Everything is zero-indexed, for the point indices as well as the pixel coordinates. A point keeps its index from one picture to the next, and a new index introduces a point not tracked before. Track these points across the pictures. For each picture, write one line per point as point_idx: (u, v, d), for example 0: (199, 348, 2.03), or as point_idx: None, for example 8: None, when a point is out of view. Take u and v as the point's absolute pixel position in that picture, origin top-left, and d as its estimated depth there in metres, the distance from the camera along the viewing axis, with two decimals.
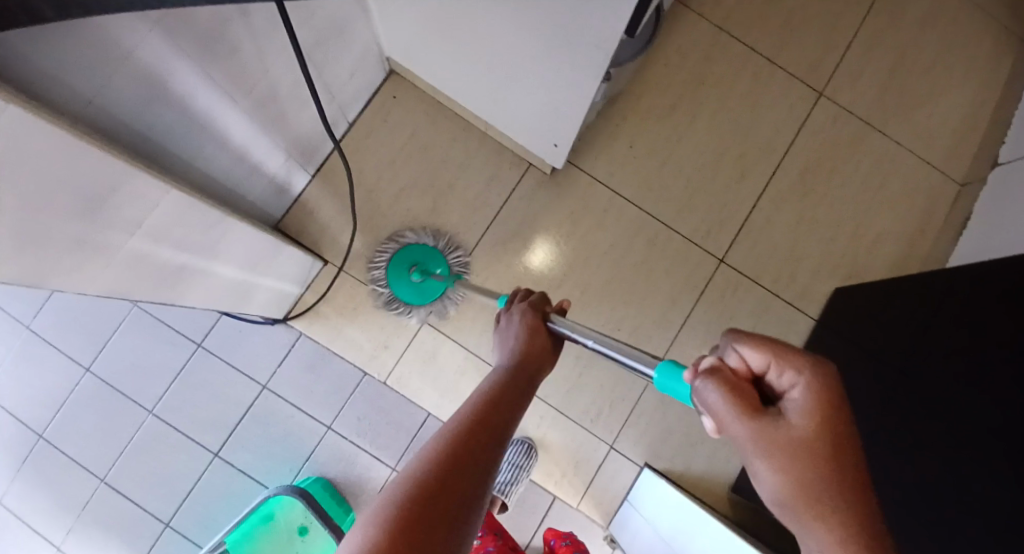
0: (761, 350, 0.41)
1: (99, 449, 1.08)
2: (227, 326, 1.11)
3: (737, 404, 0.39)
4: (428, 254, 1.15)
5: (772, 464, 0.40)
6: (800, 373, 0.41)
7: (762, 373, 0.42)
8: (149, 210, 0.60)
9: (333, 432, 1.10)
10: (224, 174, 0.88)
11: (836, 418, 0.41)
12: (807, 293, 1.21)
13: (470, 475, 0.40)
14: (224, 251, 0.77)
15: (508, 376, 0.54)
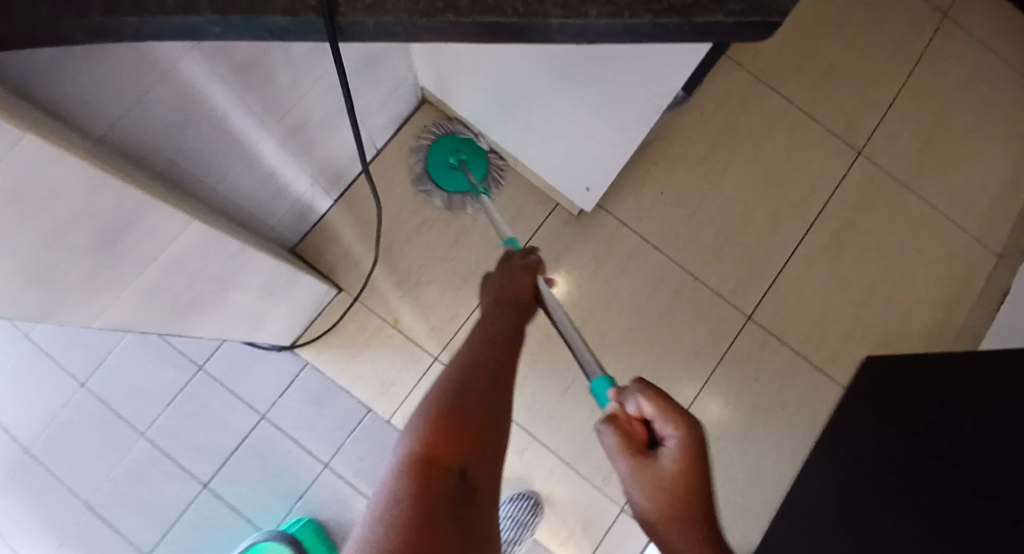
0: (652, 403, 0.50)
1: (87, 470, 1.03)
2: (232, 351, 1.06)
3: (620, 438, 0.51)
4: (475, 154, 1.12)
5: (643, 496, 0.50)
6: (679, 429, 0.49)
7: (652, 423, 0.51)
8: (168, 244, 0.56)
9: (330, 471, 1.04)
10: (245, 197, 0.85)
11: (702, 469, 0.49)
12: (836, 358, 1.16)
13: (491, 382, 0.49)
14: (239, 283, 0.73)
15: (504, 309, 0.64)
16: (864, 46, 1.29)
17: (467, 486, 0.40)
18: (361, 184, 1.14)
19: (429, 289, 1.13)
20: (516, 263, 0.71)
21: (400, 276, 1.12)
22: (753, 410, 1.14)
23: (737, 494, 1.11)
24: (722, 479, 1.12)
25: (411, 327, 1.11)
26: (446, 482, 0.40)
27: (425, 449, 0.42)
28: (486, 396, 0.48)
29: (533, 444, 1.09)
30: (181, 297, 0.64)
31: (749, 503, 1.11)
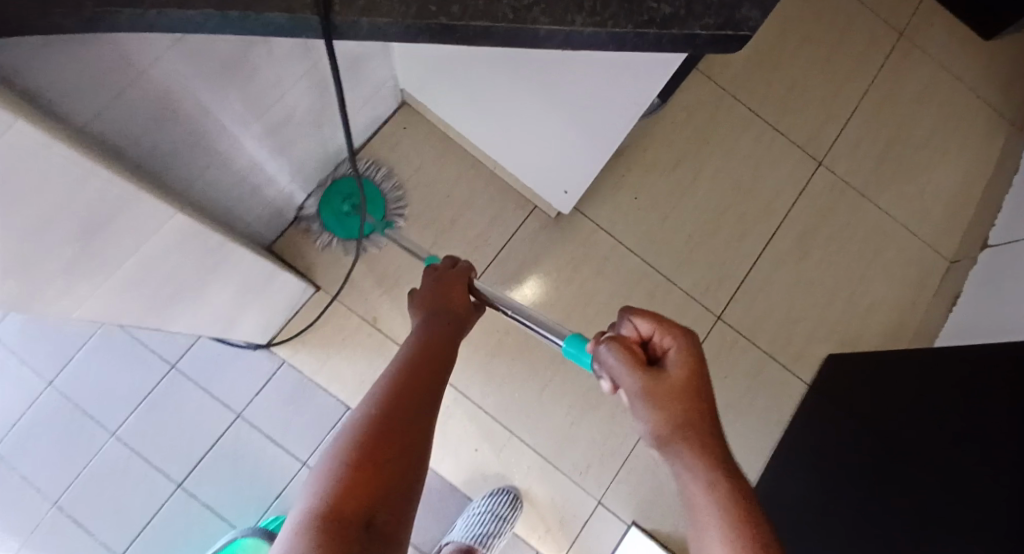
0: (650, 321, 0.56)
1: (54, 470, 1.00)
2: (207, 349, 1.05)
3: (624, 352, 0.55)
4: (371, 193, 1.10)
5: (645, 402, 0.52)
6: (674, 338, 0.54)
7: (651, 339, 0.56)
8: (146, 239, 0.55)
9: (307, 469, 1.04)
10: (224, 193, 0.84)
11: (700, 374, 0.54)
12: (802, 357, 1.21)
13: (415, 413, 0.50)
14: (216, 277, 0.73)
15: (434, 326, 0.62)
16: (827, 61, 1.35)
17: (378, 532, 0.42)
18: None
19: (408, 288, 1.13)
20: (445, 283, 0.69)
21: (379, 275, 1.13)
22: (723, 408, 1.17)
23: None
24: None
25: (390, 326, 1.11)
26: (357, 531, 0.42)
27: (326, 517, 0.42)
28: (408, 430, 0.49)
29: (510, 442, 1.10)
30: (161, 289, 0.64)
31: None
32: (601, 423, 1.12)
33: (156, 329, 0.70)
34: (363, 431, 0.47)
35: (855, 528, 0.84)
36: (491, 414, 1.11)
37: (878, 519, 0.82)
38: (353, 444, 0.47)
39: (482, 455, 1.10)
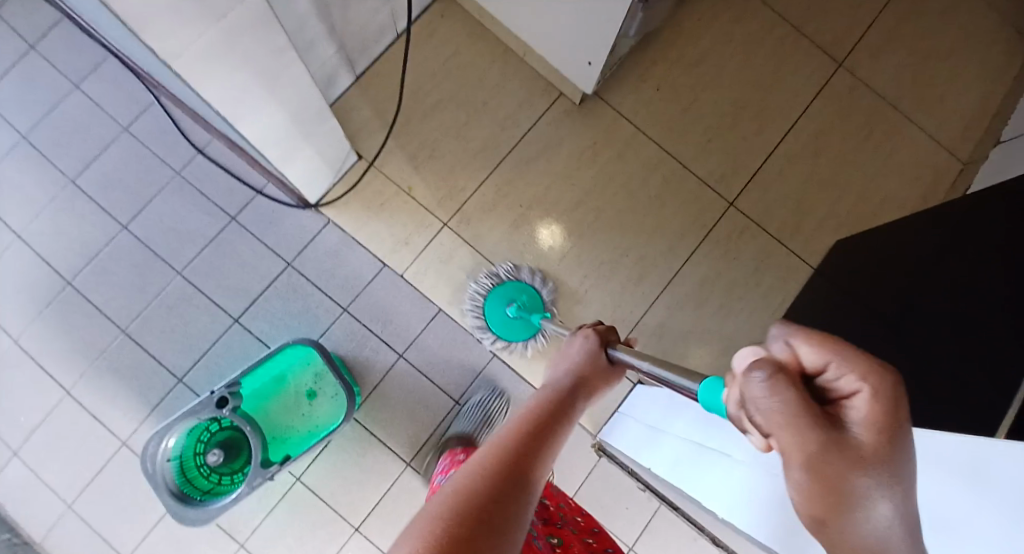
0: (826, 346, 0.29)
1: (125, 301, 1.13)
2: (262, 205, 1.17)
3: (786, 389, 0.28)
4: (518, 289, 1.18)
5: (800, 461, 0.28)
6: (878, 381, 0.28)
7: (816, 368, 0.30)
8: (233, 10, 0.65)
9: (348, 315, 1.16)
10: (292, 32, 0.95)
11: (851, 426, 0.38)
12: (808, 245, 1.27)
13: (543, 451, 0.50)
14: (278, 89, 0.83)
15: (563, 390, 0.62)
16: None
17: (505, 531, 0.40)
18: (382, 63, 1.24)
19: (439, 162, 1.22)
20: (583, 357, 0.70)
21: (413, 148, 1.22)
22: (730, 287, 1.25)
23: (712, 357, 1.22)
24: (699, 344, 1.22)
25: (423, 195, 1.20)
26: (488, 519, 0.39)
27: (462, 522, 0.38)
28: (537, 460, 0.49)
29: None
30: (234, 77, 0.74)
31: (722, 364, 1.22)
32: (614, 292, 1.23)
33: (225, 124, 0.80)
34: (499, 450, 0.47)
35: None
36: (513, 278, 1.21)
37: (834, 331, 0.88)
38: (486, 456, 0.46)
39: None
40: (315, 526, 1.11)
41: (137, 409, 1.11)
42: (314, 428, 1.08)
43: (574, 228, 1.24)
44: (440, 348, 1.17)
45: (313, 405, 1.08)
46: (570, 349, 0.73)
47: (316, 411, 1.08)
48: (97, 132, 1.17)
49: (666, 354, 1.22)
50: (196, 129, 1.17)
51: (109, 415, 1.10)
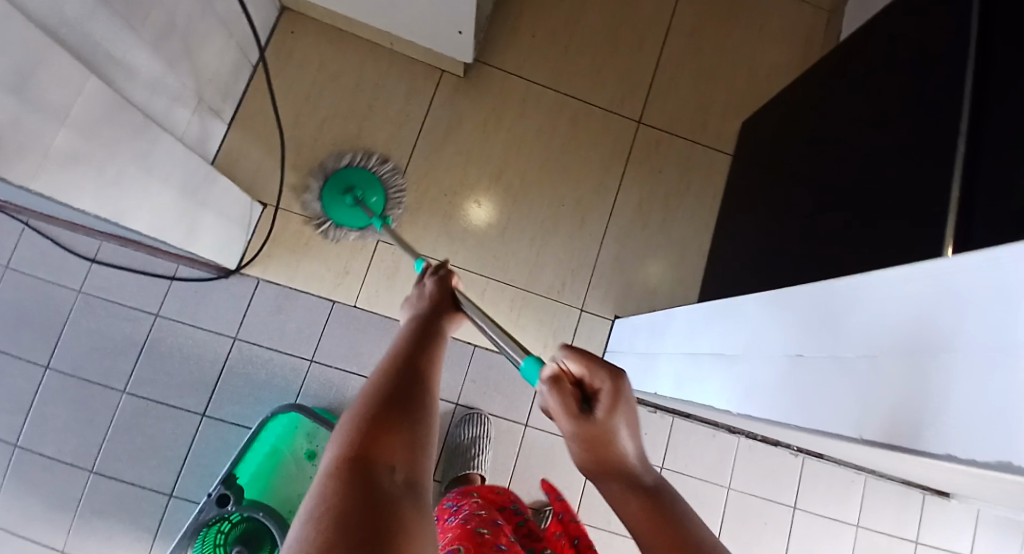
0: (586, 362, 0.49)
1: (81, 441, 1.05)
2: (181, 290, 1.09)
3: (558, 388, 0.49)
4: (365, 179, 1.13)
5: (578, 441, 0.48)
6: (613, 383, 0.48)
7: (587, 381, 0.49)
8: (74, 103, 0.60)
9: (317, 364, 1.11)
10: (143, 101, 0.87)
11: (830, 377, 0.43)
12: (722, 135, 1.30)
13: (422, 387, 0.44)
14: (156, 166, 0.77)
15: (426, 322, 0.57)
16: None
17: (402, 481, 0.36)
18: (249, 102, 1.16)
19: None
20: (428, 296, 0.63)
21: (317, 176, 1.16)
22: (667, 199, 1.27)
23: (672, 270, 1.25)
24: (656, 262, 1.25)
25: None
26: (381, 476, 0.35)
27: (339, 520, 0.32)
28: (421, 398, 0.43)
29: (490, 285, 1.20)
30: (106, 171, 0.68)
31: (683, 272, 1.25)
32: (563, 244, 1.23)
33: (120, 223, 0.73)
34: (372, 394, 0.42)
35: (771, 233, 0.93)
36: (465, 267, 1.20)
37: (782, 214, 0.91)
38: (357, 420, 0.39)
39: None
40: None
41: (139, 541, 1.03)
42: None
43: (504, 199, 1.22)
44: None
45: (317, 463, 1.04)
46: (420, 292, 0.65)
47: None
48: None
49: (630, 281, 1.24)
50: (80, 239, 1.07)
51: None
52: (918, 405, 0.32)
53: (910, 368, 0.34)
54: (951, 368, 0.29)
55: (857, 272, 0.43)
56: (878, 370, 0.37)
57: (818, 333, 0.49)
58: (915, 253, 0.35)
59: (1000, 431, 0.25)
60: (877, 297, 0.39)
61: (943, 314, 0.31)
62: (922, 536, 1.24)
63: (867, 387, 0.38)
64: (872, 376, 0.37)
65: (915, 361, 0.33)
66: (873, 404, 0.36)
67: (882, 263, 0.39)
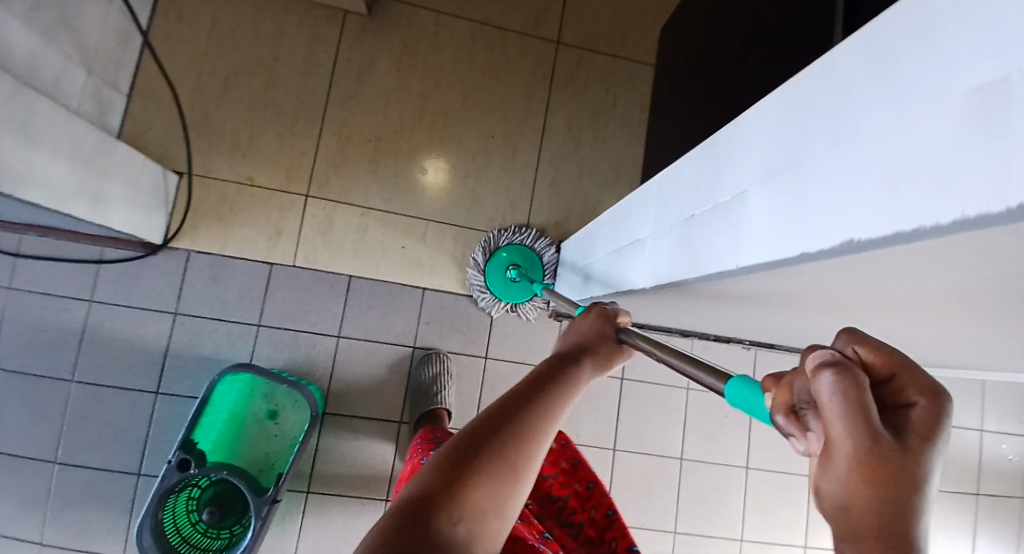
0: (886, 357, 0.23)
1: (37, 436, 1.04)
2: (112, 274, 1.07)
3: (857, 384, 0.21)
4: (527, 258, 1.16)
5: (853, 476, 0.21)
6: (936, 401, 0.22)
7: (883, 392, 0.23)
8: None
9: (265, 328, 1.11)
10: (26, 73, 0.83)
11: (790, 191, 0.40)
12: (642, 43, 1.27)
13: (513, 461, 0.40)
14: (40, 135, 0.76)
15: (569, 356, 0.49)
16: None
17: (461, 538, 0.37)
18: (146, 70, 1.11)
19: (265, 140, 1.14)
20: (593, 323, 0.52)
21: (232, 138, 1.12)
22: (595, 116, 1.25)
23: (608, 186, 1.25)
24: (591, 180, 1.25)
25: (268, 178, 1.13)
26: (440, 527, 0.36)
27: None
28: (504, 469, 0.40)
29: (428, 227, 1.19)
30: None
31: (620, 188, 1.25)
32: (497, 175, 1.22)
33: (12, 195, 0.72)
34: (468, 443, 0.40)
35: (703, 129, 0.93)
36: (400, 211, 1.18)
37: (709, 109, 0.91)
38: (443, 462, 0.39)
39: (411, 248, 1.17)
40: (353, 518, 1.13)
41: (116, 523, 1.04)
42: (293, 442, 1.05)
43: (432, 138, 1.20)
44: (368, 308, 1.15)
45: (280, 422, 1.05)
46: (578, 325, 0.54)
47: (286, 427, 1.05)
48: None
49: (569, 203, 1.24)
50: None
51: (93, 542, 1.04)
52: (826, 215, 0.36)
53: (814, 185, 0.38)
54: (992, 98, 0.24)
55: (754, 116, 0.48)
56: (783, 196, 0.41)
57: (711, 186, 0.53)
58: (819, 77, 0.39)
59: (908, 204, 0.29)
60: (780, 128, 0.43)
61: (974, 43, 0.26)
62: None
63: (771, 214, 0.42)
64: (777, 203, 0.42)
65: (823, 175, 0.37)
66: (780, 225, 0.41)
67: (783, 98, 0.44)
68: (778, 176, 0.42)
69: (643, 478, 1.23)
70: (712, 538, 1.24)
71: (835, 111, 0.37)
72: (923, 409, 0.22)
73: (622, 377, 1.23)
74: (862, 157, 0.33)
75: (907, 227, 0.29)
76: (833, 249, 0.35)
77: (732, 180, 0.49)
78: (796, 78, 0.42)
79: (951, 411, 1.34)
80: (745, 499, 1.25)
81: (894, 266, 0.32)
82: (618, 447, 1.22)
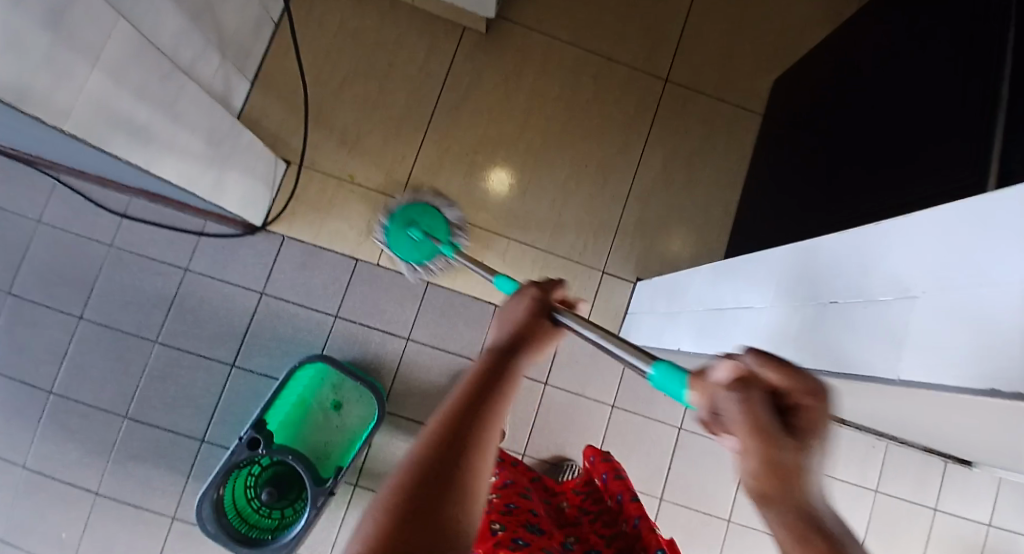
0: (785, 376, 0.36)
1: (116, 389, 1.10)
2: (210, 246, 1.11)
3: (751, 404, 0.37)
4: (427, 212, 1.13)
5: (760, 469, 0.35)
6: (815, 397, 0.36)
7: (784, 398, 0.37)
8: (104, 39, 0.62)
9: (342, 320, 1.14)
10: (175, 52, 0.88)
11: (970, 318, 0.36)
12: (750, 93, 1.25)
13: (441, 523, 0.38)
14: (182, 113, 0.80)
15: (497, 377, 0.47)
16: None
17: None
18: (271, 58, 1.16)
19: (370, 140, 1.17)
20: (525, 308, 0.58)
21: (339, 134, 1.16)
22: (691, 159, 1.24)
23: (695, 231, 1.23)
24: (679, 222, 1.23)
25: (367, 177, 1.16)
26: None
27: None
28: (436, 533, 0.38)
29: (510, 246, 1.20)
30: (133, 115, 0.70)
31: (706, 234, 1.23)
32: (585, 205, 1.22)
33: (148, 170, 0.76)
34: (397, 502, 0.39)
35: (812, 195, 0.91)
36: (485, 227, 1.19)
37: (824, 176, 0.89)
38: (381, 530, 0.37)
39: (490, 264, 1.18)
40: None
41: (173, 485, 1.08)
42: (352, 435, 1.08)
43: (527, 159, 1.21)
44: (441, 317, 1.16)
45: (343, 413, 1.08)
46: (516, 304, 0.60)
47: (348, 419, 1.08)
48: (12, 234, 1.10)
49: (653, 242, 1.23)
50: (111, 196, 1.10)
51: (148, 499, 1.08)
52: (992, 351, 0.33)
53: (993, 318, 0.34)
54: None
55: (925, 223, 0.44)
56: (950, 315, 0.38)
57: (865, 279, 0.50)
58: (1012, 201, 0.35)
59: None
60: (958, 244, 0.40)
61: None
62: (940, 502, 1.25)
63: (934, 333, 0.39)
64: (953, 327, 0.38)
65: (991, 307, 0.35)
66: (958, 352, 0.36)
67: (965, 213, 0.40)
68: (949, 294, 0.39)
69: (684, 532, 1.20)
70: None
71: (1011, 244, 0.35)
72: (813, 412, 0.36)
73: (679, 427, 1.21)
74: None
75: None
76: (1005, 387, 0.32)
77: (892, 282, 0.46)
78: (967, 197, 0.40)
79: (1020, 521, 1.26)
80: None
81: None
82: (666, 497, 1.20)
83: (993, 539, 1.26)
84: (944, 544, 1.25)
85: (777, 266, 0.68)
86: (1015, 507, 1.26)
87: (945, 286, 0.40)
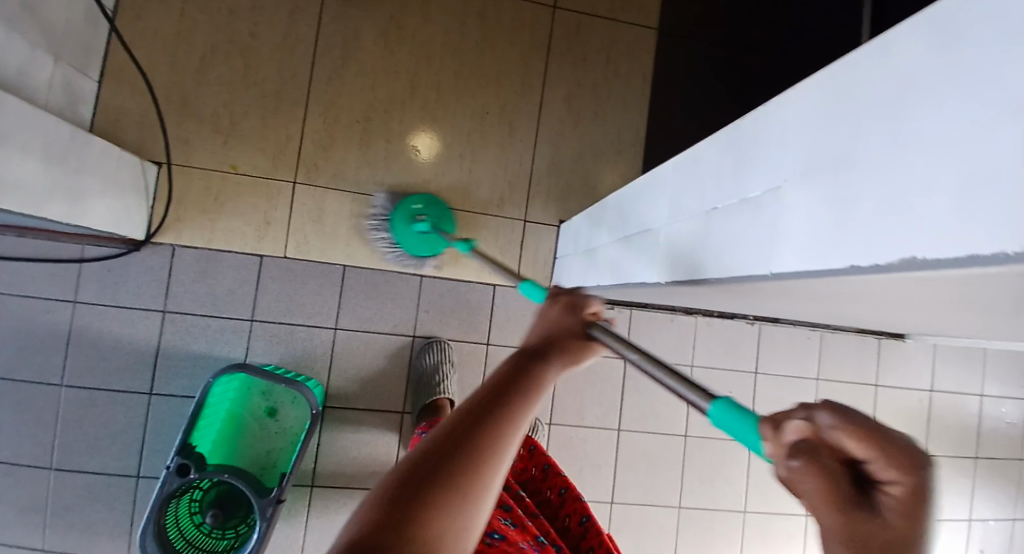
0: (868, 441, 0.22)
1: (31, 442, 1.02)
2: (95, 272, 1.02)
3: (825, 474, 0.22)
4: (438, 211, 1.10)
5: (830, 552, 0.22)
6: (918, 475, 0.21)
7: (861, 461, 0.22)
8: None
9: (258, 322, 1.07)
10: None
11: (825, 196, 0.35)
12: (643, 6, 1.19)
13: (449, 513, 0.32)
14: (7, 134, 0.70)
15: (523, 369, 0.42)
16: None
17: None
18: (115, 53, 1.04)
19: (247, 126, 1.07)
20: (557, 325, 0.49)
21: (211, 124, 1.06)
22: (595, 88, 1.18)
23: (608, 160, 1.19)
24: (592, 155, 1.18)
25: (252, 165, 1.07)
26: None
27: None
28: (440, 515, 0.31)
29: None
30: None
31: (622, 162, 1.19)
32: (494, 156, 1.16)
33: None
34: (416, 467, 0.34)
35: None
36: (394, 196, 1.12)
37: None
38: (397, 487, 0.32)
39: None
40: None
41: (118, 526, 1.03)
42: (293, 439, 1.03)
43: (424, 116, 1.13)
44: (364, 299, 1.11)
45: (279, 418, 1.03)
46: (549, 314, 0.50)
47: (285, 423, 1.03)
48: None
49: (569, 180, 1.18)
50: None
51: (96, 545, 1.03)
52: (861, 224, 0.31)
53: (857, 188, 0.32)
54: None
55: (785, 106, 0.41)
56: (795, 199, 0.38)
57: (737, 176, 0.47)
58: (867, 71, 0.32)
59: (980, 226, 0.23)
60: (813, 124, 0.37)
61: None
62: (881, 377, 1.29)
63: (801, 218, 0.37)
64: (820, 210, 0.35)
65: (877, 186, 0.30)
66: (825, 232, 0.34)
67: (817, 87, 0.37)
68: (813, 176, 0.36)
69: (649, 459, 1.20)
70: (718, 514, 1.22)
71: (889, 112, 0.30)
72: (902, 486, 0.21)
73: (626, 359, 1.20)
74: (906, 179, 0.28)
75: (978, 250, 0.23)
76: (875, 265, 0.30)
77: (757, 176, 0.43)
78: (832, 70, 0.35)
79: (954, 379, 1.32)
80: (749, 474, 1.24)
81: (967, 285, 0.26)
82: (624, 428, 1.19)
83: (933, 401, 1.31)
84: (891, 414, 1.30)
85: (665, 178, 0.64)
86: (949, 367, 1.32)
87: (801, 173, 0.37)
